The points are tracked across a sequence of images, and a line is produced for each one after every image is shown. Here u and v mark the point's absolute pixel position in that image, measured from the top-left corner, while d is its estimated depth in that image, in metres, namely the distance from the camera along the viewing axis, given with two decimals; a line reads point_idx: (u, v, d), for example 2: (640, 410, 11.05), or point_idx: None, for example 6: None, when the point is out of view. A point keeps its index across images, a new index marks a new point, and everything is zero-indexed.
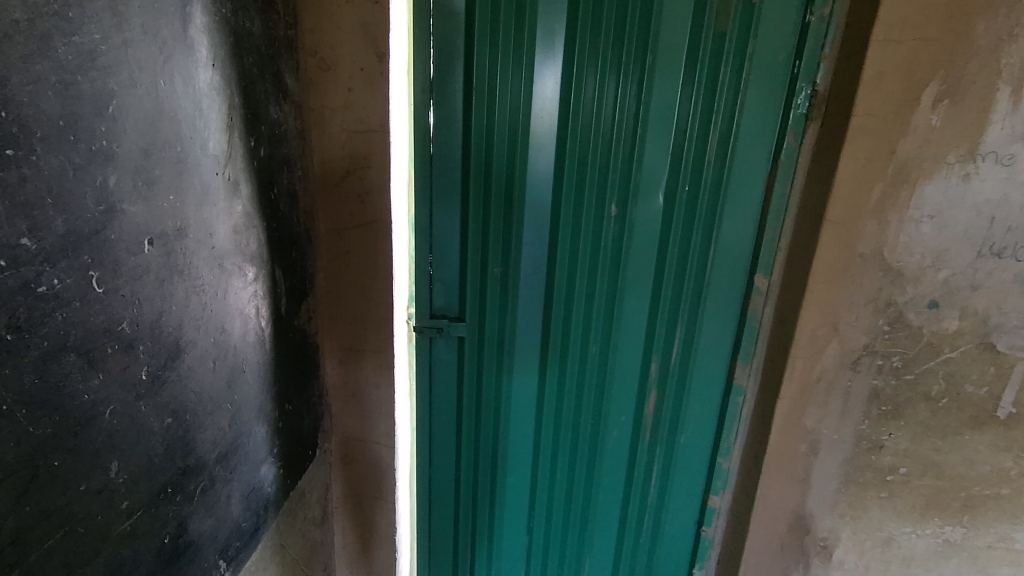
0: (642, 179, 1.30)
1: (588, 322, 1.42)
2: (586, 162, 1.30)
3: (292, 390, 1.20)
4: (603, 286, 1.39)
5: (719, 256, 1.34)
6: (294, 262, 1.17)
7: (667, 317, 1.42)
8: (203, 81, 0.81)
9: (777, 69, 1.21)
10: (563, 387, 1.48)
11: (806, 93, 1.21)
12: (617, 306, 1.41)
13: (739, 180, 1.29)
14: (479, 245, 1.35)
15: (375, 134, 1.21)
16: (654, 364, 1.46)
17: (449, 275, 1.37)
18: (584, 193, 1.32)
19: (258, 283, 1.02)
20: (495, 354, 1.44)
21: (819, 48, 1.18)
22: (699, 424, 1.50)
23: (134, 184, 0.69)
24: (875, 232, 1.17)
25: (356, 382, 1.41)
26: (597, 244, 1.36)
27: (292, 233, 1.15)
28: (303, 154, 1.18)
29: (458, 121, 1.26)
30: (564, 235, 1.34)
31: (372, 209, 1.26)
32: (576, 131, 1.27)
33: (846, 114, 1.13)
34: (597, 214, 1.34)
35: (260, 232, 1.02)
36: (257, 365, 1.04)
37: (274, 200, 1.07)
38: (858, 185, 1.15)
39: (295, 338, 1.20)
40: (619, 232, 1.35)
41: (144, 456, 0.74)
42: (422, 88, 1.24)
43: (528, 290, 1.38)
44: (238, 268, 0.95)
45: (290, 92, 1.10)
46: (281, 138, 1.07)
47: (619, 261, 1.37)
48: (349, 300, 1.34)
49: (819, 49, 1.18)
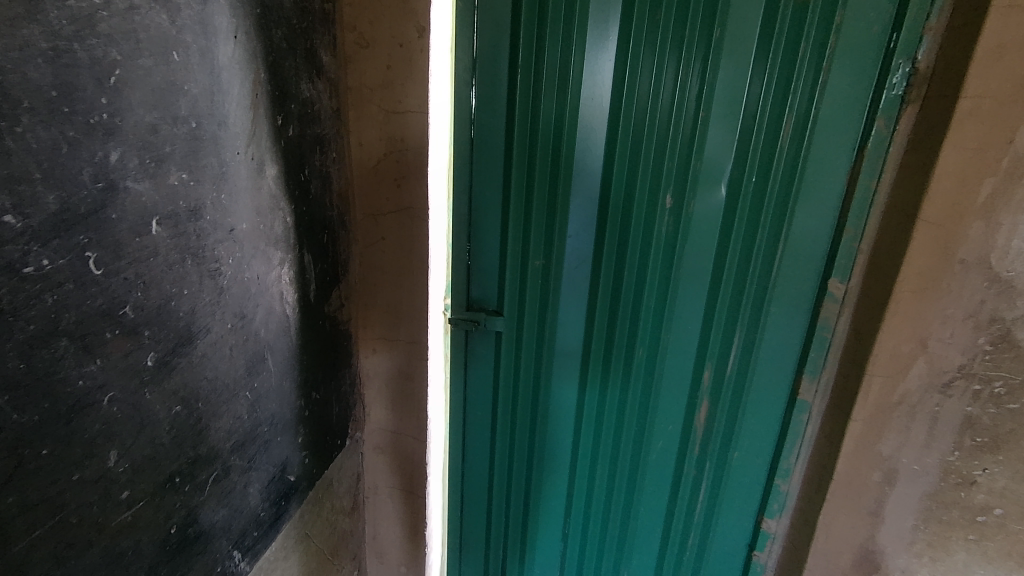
0: (702, 169, 1.17)
1: (635, 323, 1.31)
2: (640, 149, 1.18)
3: (319, 378, 1.17)
4: (653, 285, 1.28)
5: (787, 257, 1.20)
6: (325, 246, 1.13)
7: (724, 322, 1.28)
8: (222, 54, 0.77)
9: (869, 42, 1.04)
10: (606, 391, 1.38)
11: (904, 71, 1.03)
12: (669, 307, 1.29)
13: (817, 172, 1.13)
14: (520, 235, 1.26)
15: (413, 115, 1.14)
16: (707, 372, 1.33)
17: (487, 266, 1.29)
18: (636, 183, 1.20)
19: (283, 268, 0.98)
20: (533, 351, 1.36)
21: (923, 16, 1.00)
22: (756, 441, 1.37)
23: (141, 160, 0.65)
24: (981, 235, 1.00)
25: (389, 372, 1.37)
26: (649, 238, 1.24)
27: (325, 217, 1.11)
28: (339, 134, 1.13)
29: (501, 102, 1.17)
30: (613, 227, 1.24)
31: (409, 194, 1.20)
32: (629, 114, 1.16)
33: (953, 96, 0.96)
34: (650, 205, 1.22)
35: (287, 216, 0.98)
36: (281, 353, 1.01)
37: (304, 182, 1.03)
38: (962, 180, 0.98)
39: (325, 325, 1.17)
40: (674, 226, 1.22)
41: (148, 445, 0.71)
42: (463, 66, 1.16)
43: (571, 284, 1.29)
44: (262, 251, 0.92)
45: (325, 69, 1.05)
46: (313, 117, 1.03)
47: (672, 258, 1.25)
48: (384, 288, 1.29)
49: (923, 19, 1.00)
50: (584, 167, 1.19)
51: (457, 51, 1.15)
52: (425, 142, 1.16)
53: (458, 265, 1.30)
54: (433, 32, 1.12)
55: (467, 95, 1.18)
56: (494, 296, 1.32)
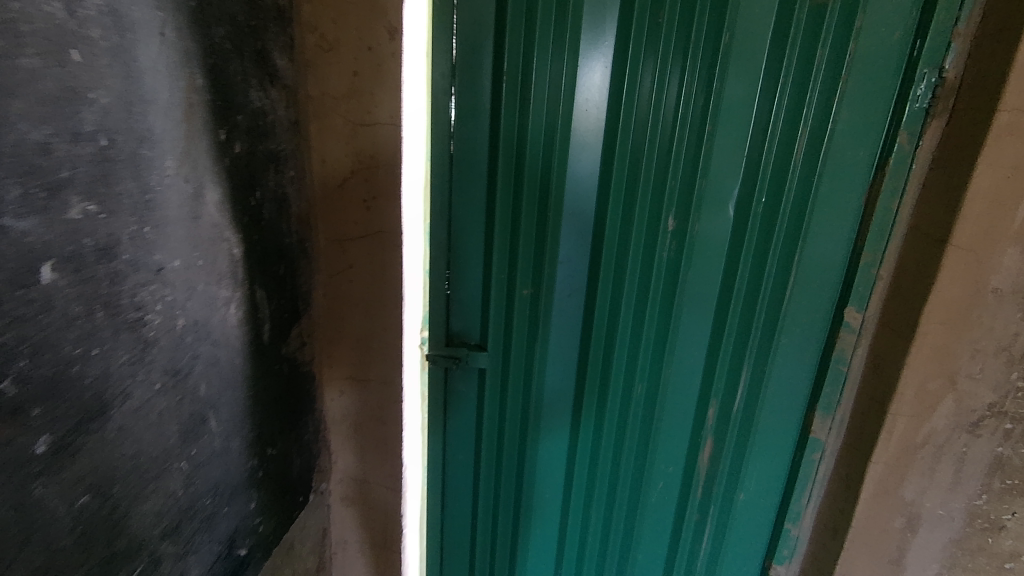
0: (708, 189, 1.06)
1: (633, 356, 1.19)
2: (640, 165, 1.06)
3: (276, 430, 1.01)
4: (653, 314, 1.16)
5: (799, 284, 1.10)
6: (283, 279, 0.98)
7: (731, 355, 1.16)
8: (144, 54, 0.62)
9: (889, 50, 0.95)
10: (600, 431, 1.25)
11: (929, 81, 0.94)
12: (670, 339, 1.17)
13: (832, 191, 1.03)
14: (506, 261, 1.13)
15: (385, 128, 1.00)
16: (712, 409, 1.21)
17: (469, 296, 1.15)
18: (635, 203, 1.08)
19: (231, 309, 0.83)
20: (521, 389, 1.22)
21: (951, 22, 0.91)
22: (763, 482, 1.25)
23: (30, 190, 0.50)
24: (1017, 263, 0.91)
25: (359, 415, 1.22)
26: (649, 264, 1.12)
27: (282, 245, 0.96)
28: (298, 149, 0.98)
29: (485, 113, 1.04)
30: (609, 252, 1.12)
31: (380, 217, 1.06)
32: (627, 128, 1.04)
33: (988, 110, 0.87)
34: (650, 228, 1.10)
35: (235, 247, 0.83)
36: (228, 408, 0.85)
37: (256, 206, 0.87)
38: (998, 202, 0.88)
39: (283, 369, 1.01)
40: (677, 250, 1.11)
41: (39, 554, 0.55)
42: (442, 73, 1.03)
43: (562, 314, 1.16)
44: (201, 291, 0.76)
45: (281, 74, 0.90)
46: (266, 130, 0.88)
47: (674, 286, 1.13)
48: (352, 322, 1.14)
49: (951, 25, 0.91)
50: (578, 186, 1.07)
51: (434, 56, 1.02)
52: (399, 158, 1.02)
53: (435, 295, 1.16)
54: (406, 34, 0.98)
55: (445, 105, 1.04)
56: (477, 329, 1.18)
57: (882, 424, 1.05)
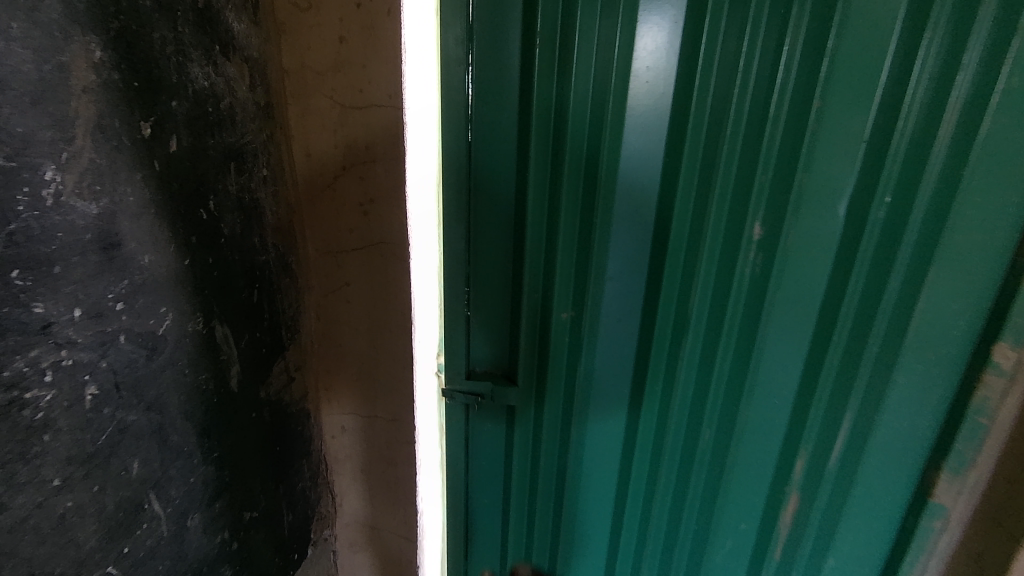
0: (806, 184, 0.77)
1: (701, 391, 0.94)
2: (719, 153, 0.79)
3: (257, 490, 0.83)
4: (729, 341, 0.90)
5: (931, 307, 0.77)
6: (258, 307, 0.78)
7: (830, 394, 0.86)
8: None
9: None
10: (655, 478, 1.02)
11: None
12: (750, 372, 0.90)
13: (984, 204, 0.70)
14: (539, 278, 0.89)
15: (382, 111, 0.78)
16: (802, 458, 0.92)
17: (494, 320, 0.92)
18: (709, 202, 0.82)
19: (175, 360, 0.63)
20: (558, 430, 1.00)
21: None
22: (862, 558, 0.92)
23: None
24: None
25: (365, 455, 1.02)
26: (724, 280, 0.86)
27: (254, 265, 0.76)
28: (271, 141, 0.77)
29: (513, 88, 0.78)
30: (672, 265, 0.86)
31: (381, 224, 0.85)
32: (701, 103, 0.77)
33: None
34: (728, 235, 0.84)
35: (184, 276, 0.64)
36: (178, 482, 0.66)
37: (211, 220, 0.67)
38: None
39: (263, 416, 0.82)
40: (761, 263, 0.84)
41: None
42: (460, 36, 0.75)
43: (611, 342, 0.92)
44: (123, 344, 0.56)
45: (238, 43, 0.68)
46: (220, 120, 0.66)
47: (759, 305, 0.86)
48: (352, 348, 0.94)
49: None
50: (634, 182, 0.81)
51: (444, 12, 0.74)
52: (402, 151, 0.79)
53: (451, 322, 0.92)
54: None
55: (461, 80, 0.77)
56: (504, 358, 0.95)
57: (1009, 564, 0.72)
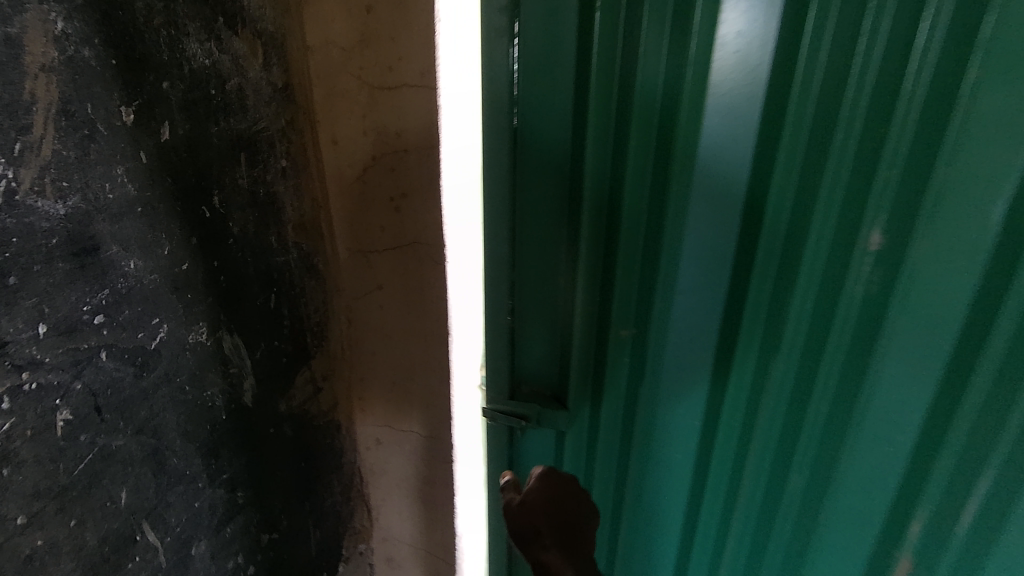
0: (953, 183, 0.50)
1: (783, 452, 0.70)
2: (833, 140, 0.56)
3: (278, 509, 0.76)
4: (825, 389, 0.64)
5: None
6: (275, 313, 0.70)
7: (964, 440, 0.55)
8: None
9: None
10: (725, 540, 0.79)
11: None
12: (850, 430, 0.63)
13: None
14: (596, 289, 0.74)
15: (413, 93, 0.67)
16: (916, 526, 0.61)
17: (542, 334, 0.80)
18: (814, 207, 0.58)
19: (171, 376, 0.56)
20: (614, 466, 0.85)
21: None
22: None
23: None
24: None
25: (401, 471, 0.94)
26: (825, 315, 0.61)
27: (270, 267, 0.68)
28: (290, 128, 0.68)
29: (568, 58, 0.64)
30: (758, 289, 0.64)
31: (413, 222, 0.74)
32: (809, 70, 0.54)
33: None
34: (835, 254, 0.59)
35: (179, 284, 0.56)
36: (178, 510, 0.60)
37: (214, 220, 0.59)
38: None
39: (283, 431, 0.75)
40: (878, 291, 0.57)
41: None
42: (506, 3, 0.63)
43: (678, 376, 0.73)
44: (104, 362, 0.50)
45: (245, 15, 0.59)
46: (222, 104, 0.58)
47: (871, 341, 0.59)
48: (385, 357, 0.86)
49: None
50: (712, 177, 0.62)
51: None
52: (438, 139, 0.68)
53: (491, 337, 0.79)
54: None
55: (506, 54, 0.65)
56: (554, 377, 0.82)
57: None
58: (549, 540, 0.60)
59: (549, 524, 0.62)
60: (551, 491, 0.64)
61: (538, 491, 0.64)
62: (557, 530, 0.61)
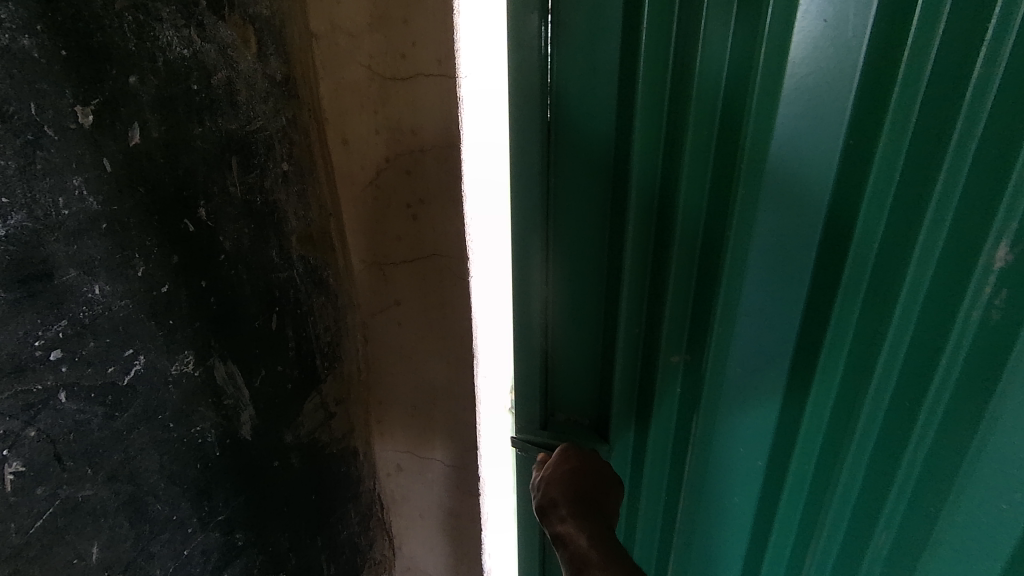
0: None
1: (861, 515, 0.56)
2: (955, 130, 0.42)
3: (285, 548, 0.69)
4: (922, 441, 0.50)
5: None
6: (277, 336, 0.62)
7: None
8: None
9: None
10: None
11: None
12: (948, 498, 0.49)
13: None
14: (641, 310, 0.63)
15: (427, 83, 0.57)
16: None
17: (580, 359, 0.69)
18: (923, 213, 0.45)
19: (150, 414, 0.49)
20: (659, 516, 0.73)
21: None
22: None
23: None
24: None
25: (424, 501, 0.86)
26: (926, 348, 0.48)
27: (269, 285, 0.60)
28: (293, 127, 0.60)
29: (609, 36, 0.53)
30: (841, 316, 0.51)
31: (431, 232, 0.65)
32: (925, 37, 0.41)
33: None
34: (946, 275, 0.45)
35: (157, 310, 0.49)
36: (162, 561, 0.53)
37: (199, 234, 0.51)
38: None
39: (290, 463, 0.68)
40: (1000, 325, 0.43)
41: None
42: None
43: (738, 416, 0.61)
44: (63, 403, 0.43)
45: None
46: (207, 101, 0.50)
47: (986, 387, 0.45)
48: (404, 379, 0.77)
49: None
50: (789, 178, 0.49)
51: None
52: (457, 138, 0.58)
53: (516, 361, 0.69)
54: None
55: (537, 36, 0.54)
56: (591, 408, 0.71)
57: None
58: (565, 508, 0.54)
59: (564, 493, 0.57)
60: (572, 465, 0.61)
61: (558, 465, 0.61)
62: (574, 495, 0.56)
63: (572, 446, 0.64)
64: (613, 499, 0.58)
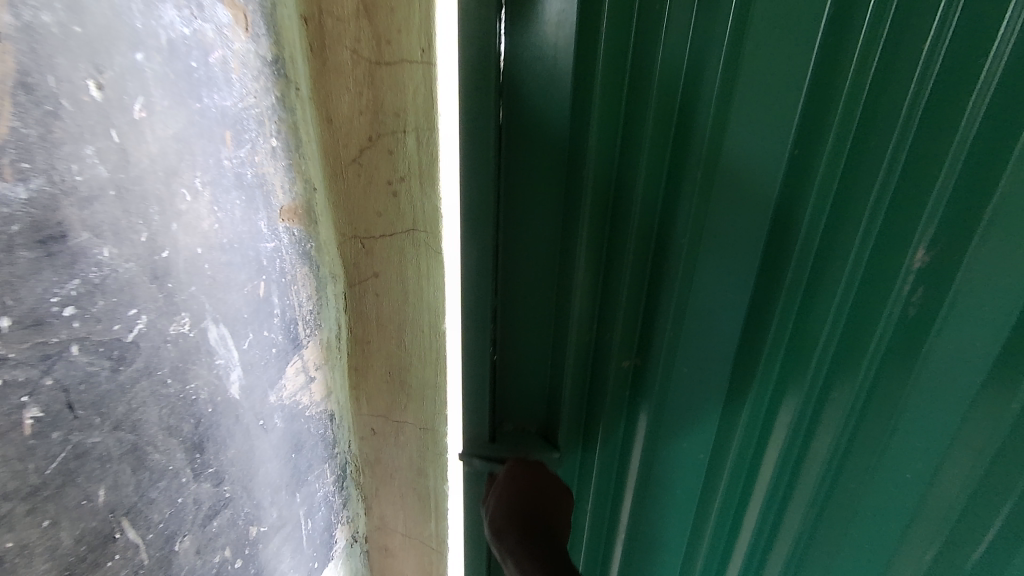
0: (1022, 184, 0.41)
1: (795, 488, 0.62)
2: (880, 135, 0.49)
3: (267, 502, 0.74)
4: (847, 424, 0.55)
5: None
6: (263, 302, 0.66)
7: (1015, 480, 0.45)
8: None
9: None
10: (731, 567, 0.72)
11: None
12: (868, 476, 0.55)
13: None
14: (596, 282, 0.72)
15: (413, 69, 0.62)
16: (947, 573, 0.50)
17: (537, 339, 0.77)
18: (860, 211, 0.51)
19: (150, 368, 0.53)
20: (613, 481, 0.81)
21: None
22: None
23: None
24: None
25: (395, 461, 0.92)
26: (856, 336, 0.53)
27: (256, 255, 0.64)
28: (281, 104, 0.63)
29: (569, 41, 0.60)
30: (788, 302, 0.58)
31: (411, 208, 0.70)
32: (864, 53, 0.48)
33: None
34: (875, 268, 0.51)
35: (157, 272, 0.52)
36: (159, 507, 0.57)
37: (196, 204, 0.55)
38: None
39: (273, 422, 0.72)
40: (916, 319, 0.48)
41: None
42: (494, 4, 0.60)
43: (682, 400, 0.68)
44: (75, 357, 0.46)
45: None
46: (203, 78, 0.53)
47: (903, 377, 0.50)
48: (380, 347, 0.82)
49: None
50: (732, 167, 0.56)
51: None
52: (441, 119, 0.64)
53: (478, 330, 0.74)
54: None
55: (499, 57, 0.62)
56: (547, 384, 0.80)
57: None
58: (515, 535, 0.66)
59: (512, 518, 0.68)
60: (517, 483, 0.73)
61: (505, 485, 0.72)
62: (523, 522, 0.67)
63: (513, 464, 0.75)
64: (561, 522, 0.70)
